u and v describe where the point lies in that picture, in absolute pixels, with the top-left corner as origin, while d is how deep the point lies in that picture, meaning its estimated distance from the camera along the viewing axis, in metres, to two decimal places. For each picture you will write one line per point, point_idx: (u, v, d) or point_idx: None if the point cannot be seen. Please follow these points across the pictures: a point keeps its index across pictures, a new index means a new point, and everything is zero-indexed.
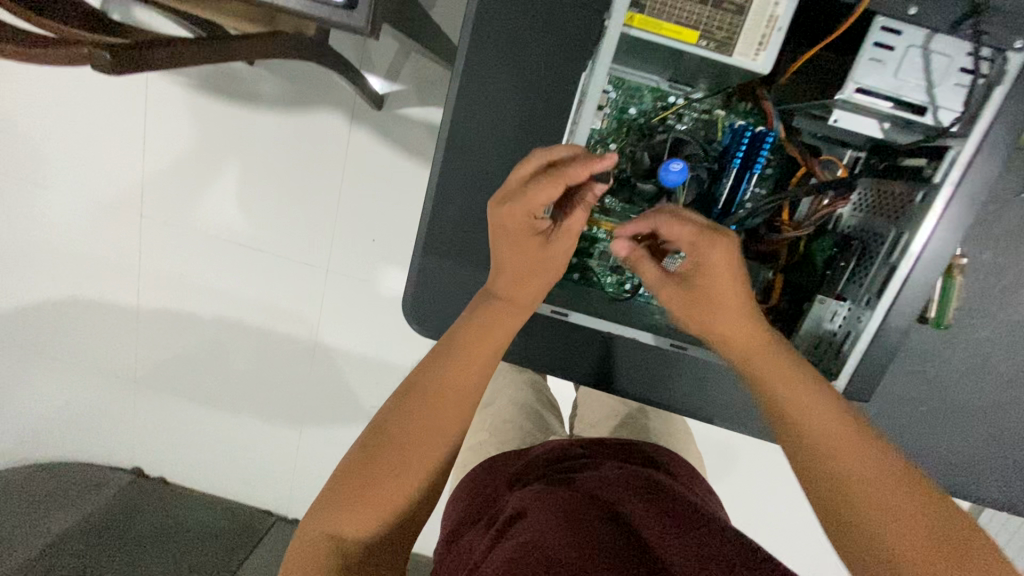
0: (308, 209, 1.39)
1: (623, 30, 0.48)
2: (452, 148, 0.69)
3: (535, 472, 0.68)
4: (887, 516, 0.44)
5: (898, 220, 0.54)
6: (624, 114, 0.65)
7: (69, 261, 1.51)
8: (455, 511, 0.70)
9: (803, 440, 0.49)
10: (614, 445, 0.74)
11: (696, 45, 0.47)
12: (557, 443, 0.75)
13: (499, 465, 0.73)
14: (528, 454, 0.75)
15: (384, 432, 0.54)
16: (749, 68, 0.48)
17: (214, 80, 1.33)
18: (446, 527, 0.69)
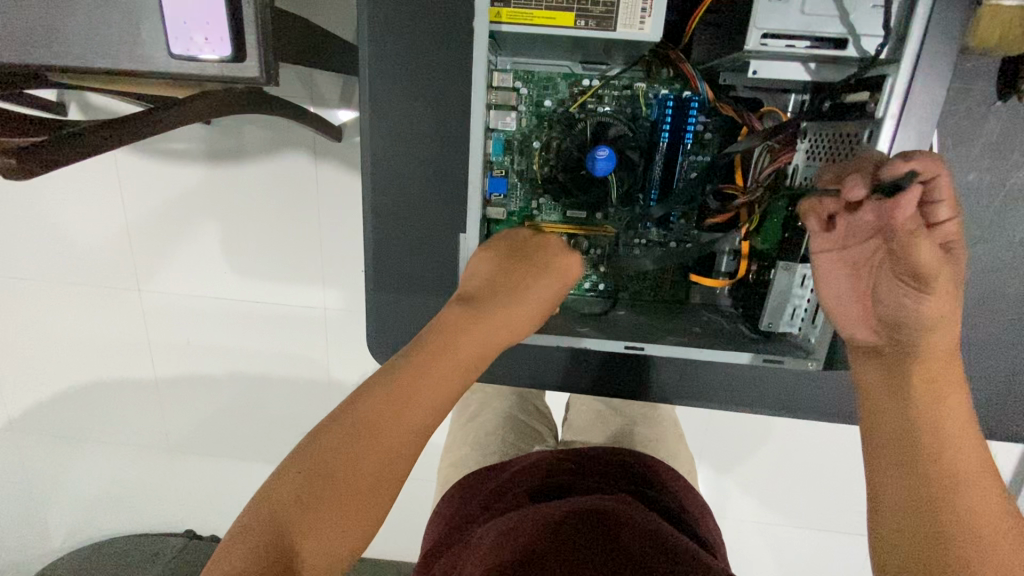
0: (293, 254, 1.35)
1: (492, 27, 0.50)
2: (378, 179, 0.66)
3: (510, 491, 0.70)
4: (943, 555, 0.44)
5: (850, 165, 0.50)
6: (541, 108, 0.60)
7: (80, 347, 1.52)
8: (435, 531, 0.73)
9: (912, 439, 0.48)
10: (592, 454, 0.76)
11: (574, 26, 0.49)
12: (539, 454, 0.76)
13: (477, 483, 0.75)
14: (505, 467, 0.75)
15: (344, 426, 0.49)
16: (638, 38, 0.49)
17: (173, 145, 1.29)
18: (427, 545, 0.73)
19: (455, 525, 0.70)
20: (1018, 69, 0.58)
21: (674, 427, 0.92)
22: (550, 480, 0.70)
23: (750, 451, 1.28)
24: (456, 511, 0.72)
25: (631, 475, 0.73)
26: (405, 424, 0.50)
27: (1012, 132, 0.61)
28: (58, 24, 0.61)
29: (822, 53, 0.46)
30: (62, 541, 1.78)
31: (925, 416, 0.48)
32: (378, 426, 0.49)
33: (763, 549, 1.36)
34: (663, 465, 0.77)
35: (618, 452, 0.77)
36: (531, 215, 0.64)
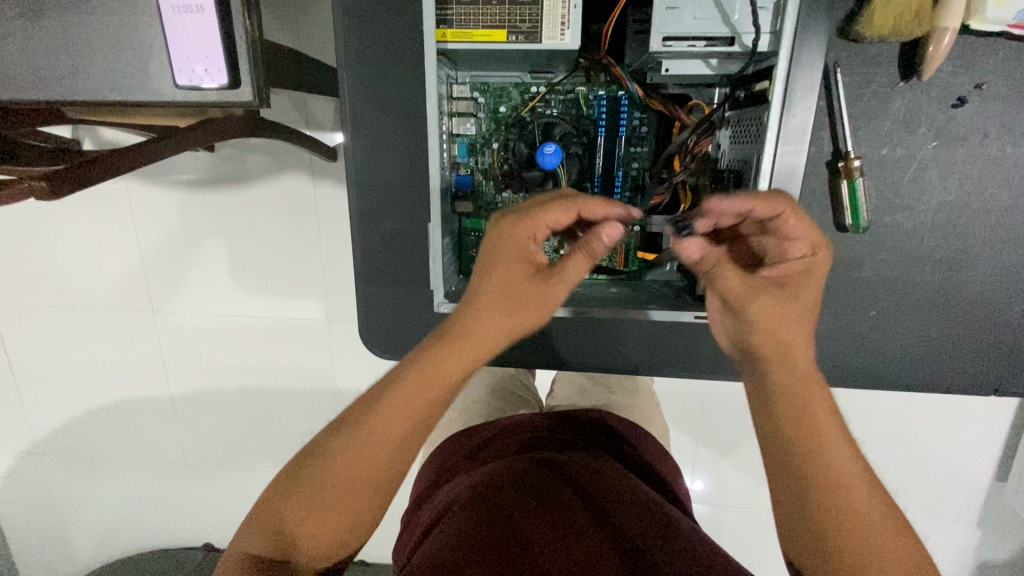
0: (295, 269, 1.44)
1: (439, 46, 0.60)
2: (359, 182, 0.74)
3: (497, 442, 0.78)
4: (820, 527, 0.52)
5: (754, 144, 0.58)
6: (498, 113, 0.69)
7: (101, 368, 1.61)
8: (422, 479, 0.80)
9: (799, 435, 0.53)
10: (574, 417, 0.84)
11: (506, 40, 0.58)
12: (525, 416, 0.84)
13: (468, 436, 0.82)
14: (495, 424, 0.83)
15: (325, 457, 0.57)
16: (561, 47, 0.58)
17: (181, 172, 1.39)
18: (414, 491, 0.80)
19: (441, 473, 0.78)
20: (914, 55, 0.66)
21: (649, 399, 0.99)
22: (533, 435, 0.78)
23: (737, 429, 1.34)
24: (447, 457, 0.80)
25: (606, 433, 0.82)
26: (374, 460, 0.56)
27: (917, 110, 0.68)
28: (79, 67, 0.71)
29: (717, 50, 0.54)
30: (90, 556, 1.86)
31: (802, 418, 0.53)
32: (345, 462, 0.56)
33: (759, 526, 1.41)
34: (635, 427, 0.86)
35: (598, 414, 0.85)
36: (496, 208, 0.73)
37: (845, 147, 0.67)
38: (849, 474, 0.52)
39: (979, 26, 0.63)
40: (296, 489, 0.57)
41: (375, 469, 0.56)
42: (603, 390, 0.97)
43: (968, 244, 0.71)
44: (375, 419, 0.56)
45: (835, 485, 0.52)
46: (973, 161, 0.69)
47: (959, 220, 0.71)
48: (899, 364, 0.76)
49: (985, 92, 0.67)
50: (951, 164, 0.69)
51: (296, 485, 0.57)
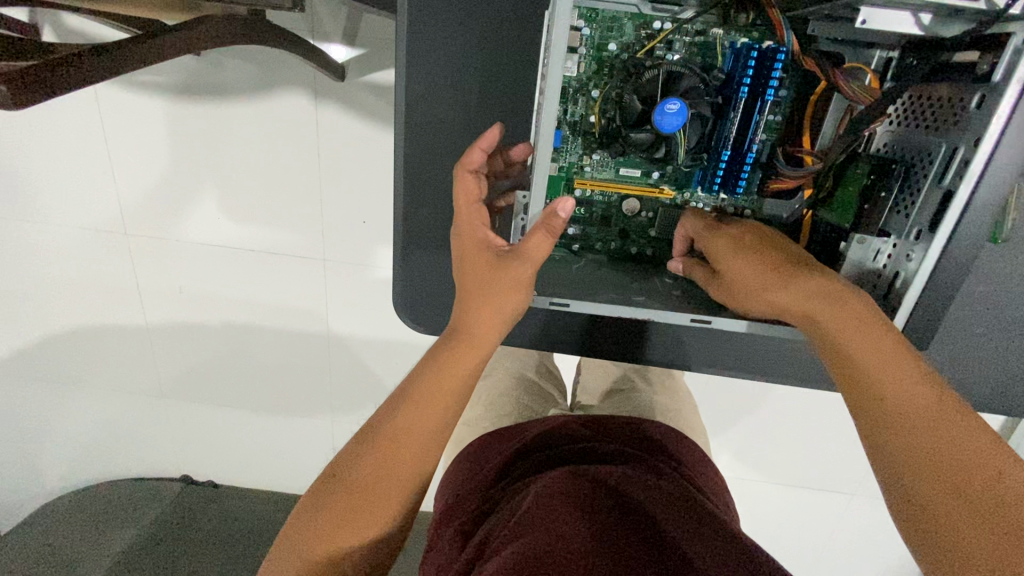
0: (291, 200, 1.24)
1: None
2: (413, 125, 0.61)
3: (530, 452, 0.69)
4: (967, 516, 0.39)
5: (950, 132, 0.46)
6: (603, 51, 0.55)
7: (58, 292, 1.40)
8: (447, 495, 0.70)
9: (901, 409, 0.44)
10: (613, 424, 0.73)
11: None
12: (559, 419, 0.74)
13: (497, 443, 0.73)
14: (525, 430, 0.73)
15: (348, 457, 0.50)
16: None
17: (156, 74, 1.15)
18: (438, 506, 0.70)
19: (469, 485, 0.68)
20: None
21: (688, 398, 0.91)
22: (569, 445, 0.68)
23: (758, 419, 1.27)
24: (479, 465, 0.71)
25: (649, 443, 0.71)
26: (411, 442, 0.49)
27: None
28: None
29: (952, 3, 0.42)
30: (37, 493, 1.70)
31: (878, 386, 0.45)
32: (377, 453, 0.49)
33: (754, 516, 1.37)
34: (682, 438, 0.74)
35: (640, 422, 0.75)
36: (580, 172, 0.60)
37: None
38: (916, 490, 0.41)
39: None
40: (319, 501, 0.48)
41: (423, 451, 0.50)
42: (640, 384, 0.89)
43: None
44: (405, 406, 0.50)
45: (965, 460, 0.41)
46: None
47: None
48: (1016, 391, 0.66)
49: None
50: None
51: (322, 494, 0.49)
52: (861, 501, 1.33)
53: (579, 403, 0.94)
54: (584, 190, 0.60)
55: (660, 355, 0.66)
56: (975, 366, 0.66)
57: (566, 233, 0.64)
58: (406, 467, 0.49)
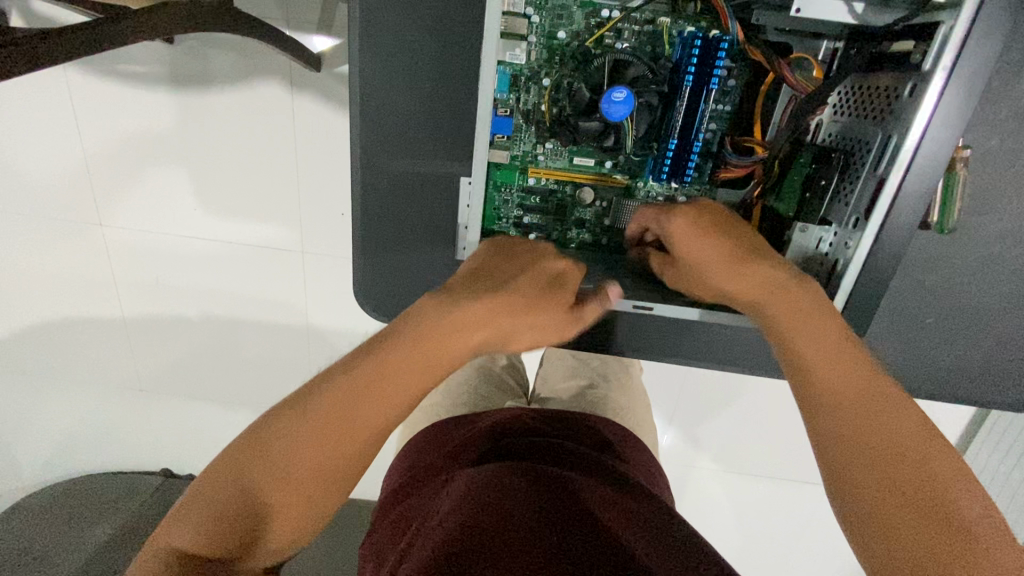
0: (266, 191, 1.23)
1: None
2: (368, 112, 0.61)
3: (482, 442, 0.68)
4: (902, 516, 0.40)
5: (885, 121, 0.46)
6: (553, 40, 0.55)
7: (31, 283, 1.38)
8: (397, 480, 0.70)
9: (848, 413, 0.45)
10: (564, 419, 0.74)
11: None
12: (513, 411, 0.75)
13: (449, 431, 0.73)
14: (479, 421, 0.74)
15: (321, 397, 0.44)
16: None
17: (128, 62, 1.14)
18: (387, 490, 0.71)
19: (417, 473, 0.68)
20: None
21: (643, 395, 0.91)
22: (519, 437, 0.68)
23: (731, 412, 1.28)
24: (430, 452, 0.71)
25: (596, 438, 0.72)
26: (393, 402, 0.45)
27: None
28: None
29: None
30: (11, 487, 1.68)
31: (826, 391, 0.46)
32: (358, 399, 0.44)
33: (724, 506, 1.39)
34: (628, 437, 0.75)
35: (592, 420, 0.76)
36: (534, 162, 0.60)
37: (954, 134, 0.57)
38: (860, 488, 0.42)
39: None
40: (259, 442, 0.42)
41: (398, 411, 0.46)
42: (598, 381, 0.90)
43: None
44: (391, 359, 0.46)
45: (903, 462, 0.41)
46: None
47: None
48: (963, 379, 0.68)
49: None
50: None
51: (263, 435, 0.43)
52: None
53: (537, 396, 0.93)
54: (538, 179, 0.60)
55: (627, 339, 0.69)
56: (923, 354, 0.67)
57: (520, 221, 0.64)
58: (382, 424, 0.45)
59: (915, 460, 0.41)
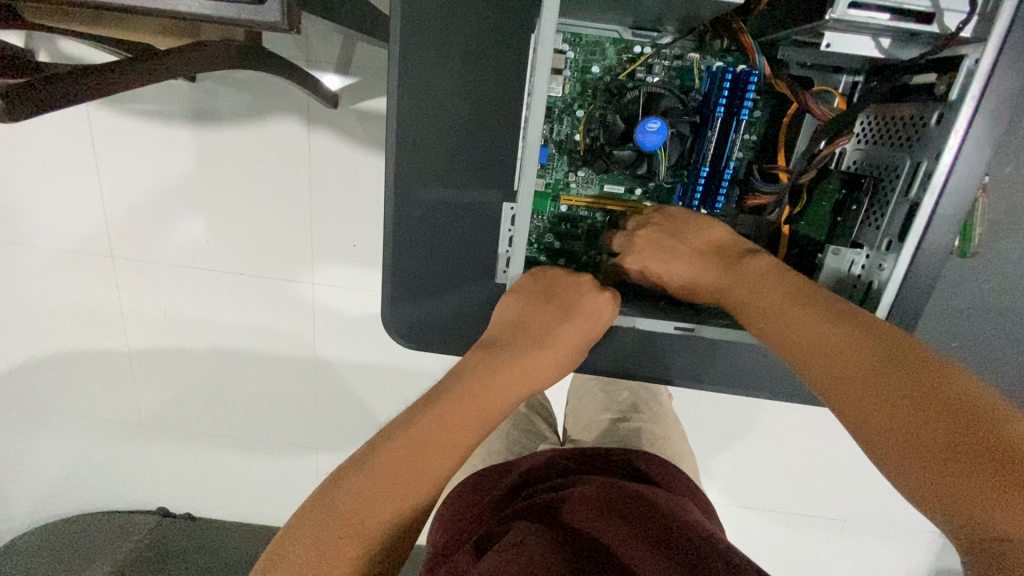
0: (281, 224, 1.24)
1: None
2: (405, 143, 0.63)
3: (526, 488, 0.69)
4: (933, 459, 0.37)
5: (913, 148, 0.48)
6: (587, 74, 0.57)
7: (38, 317, 1.37)
8: (441, 528, 0.69)
9: (846, 373, 0.43)
10: (600, 455, 0.75)
11: None
12: (546, 454, 0.76)
13: (488, 481, 0.73)
14: (514, 468, 0.75)
15: (397, 433, 0.49)
16: None
17: (151, 100, 1.16)
18: (432, 540, 0.70)
19: (462, 518, 0.68)
20: None
21: (677, 424, 0.90)
22: (556, 480, 0.69)
23: (748, 447, 1.26)
24: (473, 500, 0.70)
25: (634, 472, 0.73)
26: (457, 443, 0.51)
27: None
28: None
29: (904, 27, 0.45)
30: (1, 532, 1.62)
31: (816, 367, 0.46)
32: (432, 439, 0.49)
33: (741, 541, 1.36)
34: (667, 467, 0.75)
35: (628, 453, 0.76)
36: (566, 189, 0.62)
37: None
38: (885, 425, 0.40)
39: None
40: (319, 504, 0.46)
41: (458, 453, 0.51)
42: (630, 414, 0.89)
43: None
44: (453, 402, 0.52)
45: (914, 399, 0.40)
46: None
47: None
48: None
49: None
50: None
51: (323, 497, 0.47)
52: (848, 527, 1.31)
53: (571, 436, 0.93)
54: (569, 206, 0.61)
55: (654, 370, 0.70)
56: None
57: (552, 246, 0.64)
58: (447, 471, 0.50)
59: (924, 365, 0.41)
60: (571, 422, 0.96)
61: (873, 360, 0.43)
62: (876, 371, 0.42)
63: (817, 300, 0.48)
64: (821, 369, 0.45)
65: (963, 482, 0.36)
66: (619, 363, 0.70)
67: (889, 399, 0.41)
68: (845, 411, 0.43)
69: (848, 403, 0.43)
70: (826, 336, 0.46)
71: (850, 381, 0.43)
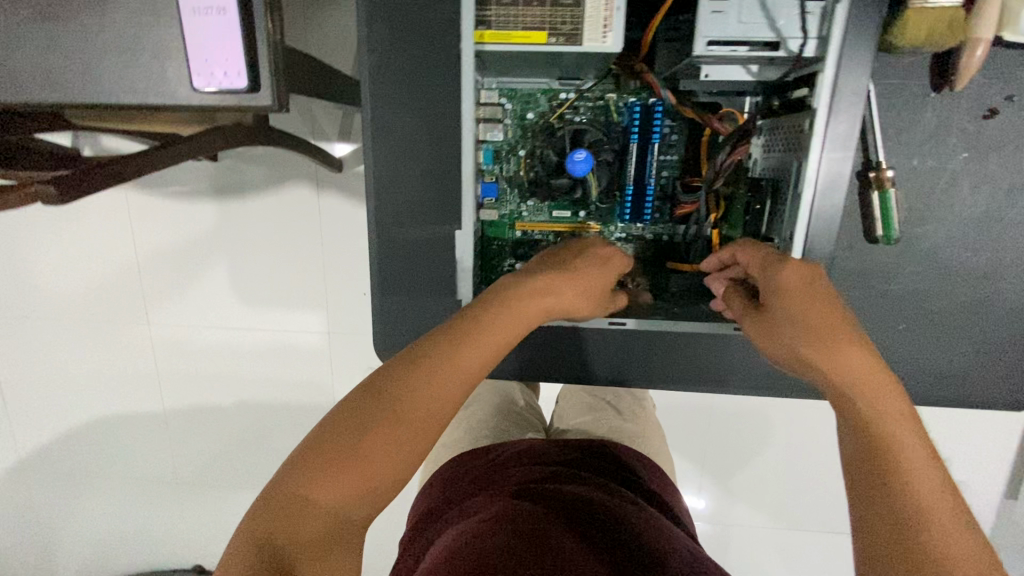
0: (298, 280, 1.37)
1: (476, 47, 0.59)
2: (380, 192, 0.69)
3: (506, 468, 0.76)
4: (901, 519, 0.46)
5: (795, 150, 0.58)
6: (524, 120, 0.68)
7: (86, 383, 1.50)
8: (430, 500, 0.78)
9: (874, 425, 0.49)
10: (582, 445, 0.81)
11: (547, 42, 0.57)
12: (529, 441, 0.82)
13: (473, 461, 0.80)
14: (499, 450, 0.81)
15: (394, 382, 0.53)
16: (603, 49, 0.57)
17: (181, 181, 1.33)
18: (421, 509, 0.78)
19: (449, 495, 0.76)
20: (947, 65, 0.65)
21: (656, 428, 0.96)
22: (536, 464, 0.76)
23: (760, 460, 1.26)
24: (458, 480, 0.78)
25: (610, 463, 0.78)
26: (449, 396, 0.54)
27: (947, 120, 0.67)
28: (91, 66, 0.68)
29: (759, 54, 0.53)
30: None
31: (860, 402, 0.51)
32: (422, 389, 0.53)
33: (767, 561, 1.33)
34: (639, 462, 0.81)
35: (605, 444, 0.82)
36: (520, 217, 0.71)
37: (877, 158, 0.66)
38: (879, 481, 0.48)
39: (1014, 38, 0.62)
40: (342, 427, 0.51)
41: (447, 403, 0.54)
42: (612, 414, 0.95)
43: (997, 257, 0.71)
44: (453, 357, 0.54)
45: (911, 473, 0.47)
46: (1007, 171, 0.68)
47: (991, 231, 0.70)
48: (941, 376, 0.73)
49: (1016, 104, 0.66)
50: (983, 177, 0.68)
51: (346, 420, 0.51)
52: None
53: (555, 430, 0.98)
54: (524, 231, 0.71)
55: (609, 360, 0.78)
56: (900, 356, 0.73)
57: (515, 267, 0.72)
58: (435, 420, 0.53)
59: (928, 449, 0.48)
60: (557, 418, 1.01)
61: (895, 426, 0.49)
62: (895, 436, 0.49)
63: (867, 351, 0.52)
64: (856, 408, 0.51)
65: (911, 546, 0.45)
66: (597, 370, 0.71)
67: (894, 466, 0.48)
68: (857, 453, 0.50)
69: (863, 450, 0.50)
70: (870, 387, 0.51)
71: (873, 433, 0.49)
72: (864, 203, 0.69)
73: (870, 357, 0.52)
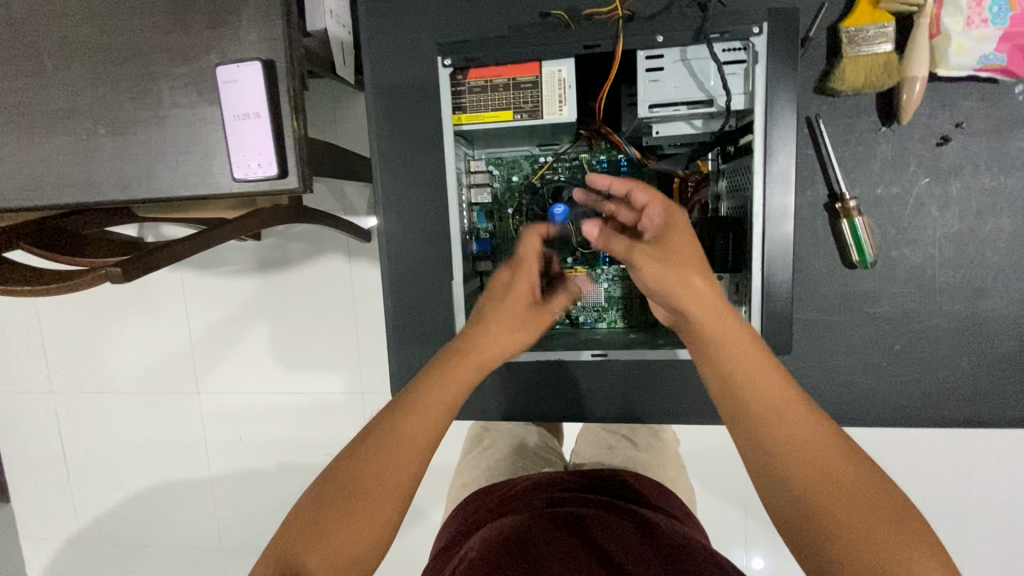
0: (333, 343, 1.47)
1: (456, 128, 0.71)
2: (392, 254, 0.76)
3: (526, 498, 0.78)
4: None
5: (745, 190, 0.68)
6: (512, 182, 0.80)
7: (143, 453, 1.62)
8: (453, 530, 0.80)
9: (816, 494, 0.48)
10: (599, 475, 0.83)
11: (514, 118, 0.69)
12: (546, 473, 0.84)
13: (494, 493, 0.83)
14: (517, 483, 0.83)
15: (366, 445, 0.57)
16: (560, 119, 0.69)
17: (229, 261, 1.48)
18: (444, 540, 0.81)
19: (471, 524, 0.78)
20: (890, 103, 0.71)
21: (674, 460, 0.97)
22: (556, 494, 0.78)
23: None
24: (479, 510, 0.81)
25: (628, 490, 0.80)
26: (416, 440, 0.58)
27: (903, 151, 0.72)
28: (154, 168, 0.83)
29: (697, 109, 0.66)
30: None
31: (801, 470, 0.50)
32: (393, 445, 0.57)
33: None
34: (657, 487, 0.83)
35: (620, 473, 0.84)
36: None
37: (841, 189, 0.72)
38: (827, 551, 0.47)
39: (947, 73, 0.68)
40: (336, 490, 0.55)
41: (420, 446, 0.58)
42: (627, 447, 0.96)
43: (983, 273, 0.72)
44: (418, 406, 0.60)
45: (862, 543, 0.46)
46: (972, 192, 0.71)
47: (970, 250, 0.72)
48: (943, 394, 0.74)
49: (967, 130, 0.71)
50: (949, 199, 0.72)
51: (337, 484, 0.55)
52: None
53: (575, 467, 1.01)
54: None
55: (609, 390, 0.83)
56: (899, 377, 0.74)
57: None
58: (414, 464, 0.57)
59: (881, 516, 0.47)
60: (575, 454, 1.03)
61: (838, 494, 0.48)
62: (838, 503, 0.47)
63: (801, 409, 0.52)
64: (790, 474, 0.50)
65: None
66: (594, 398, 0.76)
67: (843, 534, 0.46)
68: (797, 520, 0.49)
69: (804, 516, 0.48)
70: (808, 452, 0.50)
71: (813, 501, 0.48)
72: (836, 232, 0.73)
73: (806, 420, 0.52)
